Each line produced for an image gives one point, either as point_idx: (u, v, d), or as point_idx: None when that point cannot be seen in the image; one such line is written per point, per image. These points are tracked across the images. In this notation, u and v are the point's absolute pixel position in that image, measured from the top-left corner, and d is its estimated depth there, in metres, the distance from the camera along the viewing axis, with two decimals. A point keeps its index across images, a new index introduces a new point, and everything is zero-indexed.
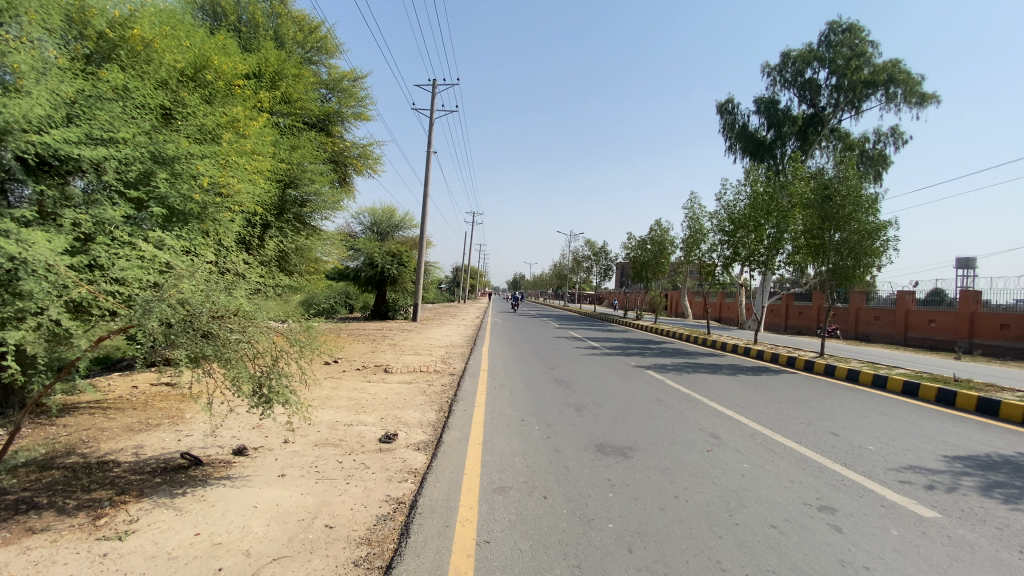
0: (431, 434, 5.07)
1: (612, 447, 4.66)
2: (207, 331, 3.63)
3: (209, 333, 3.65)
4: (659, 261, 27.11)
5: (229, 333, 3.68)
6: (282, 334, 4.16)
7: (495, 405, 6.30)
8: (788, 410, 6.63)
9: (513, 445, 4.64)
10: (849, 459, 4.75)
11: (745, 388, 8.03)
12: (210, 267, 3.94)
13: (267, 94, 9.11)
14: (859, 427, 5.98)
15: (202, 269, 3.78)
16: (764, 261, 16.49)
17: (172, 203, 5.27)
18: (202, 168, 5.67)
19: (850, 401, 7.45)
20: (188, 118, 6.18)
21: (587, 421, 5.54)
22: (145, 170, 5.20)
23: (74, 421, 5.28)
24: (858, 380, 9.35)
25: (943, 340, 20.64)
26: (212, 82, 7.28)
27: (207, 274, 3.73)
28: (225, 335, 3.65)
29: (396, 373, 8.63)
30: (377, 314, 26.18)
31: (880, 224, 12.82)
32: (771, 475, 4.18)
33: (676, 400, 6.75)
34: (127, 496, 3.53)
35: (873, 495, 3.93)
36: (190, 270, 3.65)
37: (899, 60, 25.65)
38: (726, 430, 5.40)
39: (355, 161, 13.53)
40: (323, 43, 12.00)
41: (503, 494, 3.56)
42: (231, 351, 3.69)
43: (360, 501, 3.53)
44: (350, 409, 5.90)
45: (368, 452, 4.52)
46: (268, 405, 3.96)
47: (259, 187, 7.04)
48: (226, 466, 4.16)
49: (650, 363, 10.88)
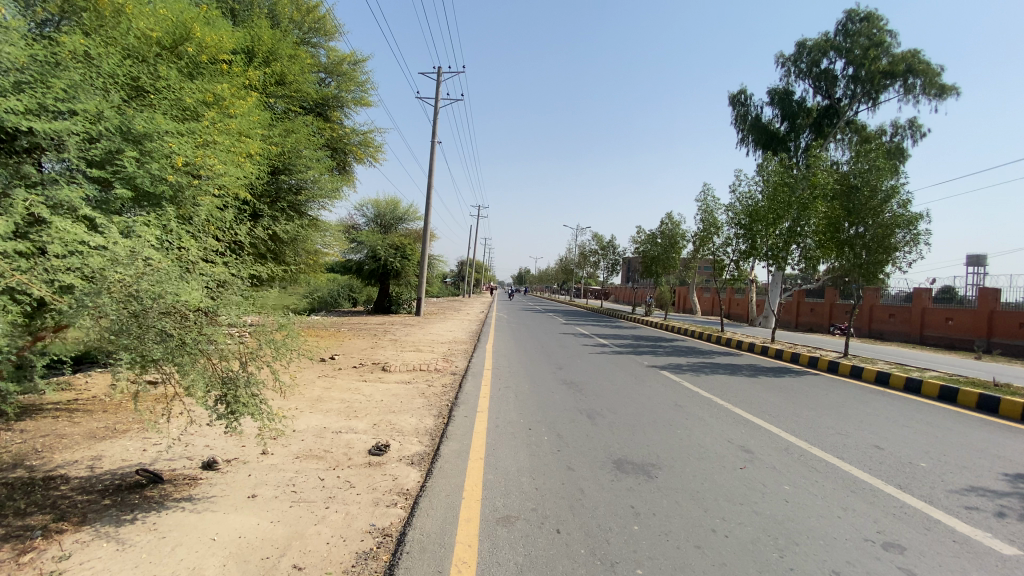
0: (428, 445, 4.52)
1: (632, 464, 4.09)
2: (162, 331, 3.06)
3: (165, 333, 3.07)
4: (669, 256, 26.39)
5: (186, 333, 3.11)
6: (252, 334, 3.56)
7: (500, 410, 5.75)
8: (822, 419, 6.00)
9: (521, 462, 4.07)
10: (903, 480, 4.12)
11: (769, 392, 7.41)
12: (167, 255, 3.40)
13: (257, 73, 8.57)
14: (905, 440, 5.34)
15: (154, 258, 3.22)
16: (781, 255, 15.76)
17: (140, 183, 4.79)
18: (175, 147, 5.10)
19: (886, 407, 6.81)
20: (163, 93, 5.72)
21: (603, 431, 4.97)
22: (111, 148, 4.76)
23: (33, 425, 4.78)
24: (890, 384, 8.70)
25: (961, 340, 19.89)
26: (195, 56, 6.75)
27: (159, 263, 3.17)
28: (179, 335, 3.08)
29: (395, 372, 8.09)
30: (380, 308, 25.69)
31: (911, 217, 12.00)
32: (819, 501, 3.61)
33: (697, 406, 6.16)
34: (66, 524, 3.03)
35: (941, 527, 3.32)
36: (130, 257, 3.09)
37: (920, 50, 24.70)
38: (758, 444, 4.82)
39: (355, 149, 12.98)
40: (321, 24, 11.45)
41: (507, 527, 3.00)
42: (186, 354, 3.12)
43: (338, 532, 2.97)
44: (339, 414, 5.35)
45: (355, 467, 3.98)
46: (235, 417, 3.36)
47: (245, 170, 6.45)
48: (189, 485, 3.62)
49: (663, 362, 10.26)
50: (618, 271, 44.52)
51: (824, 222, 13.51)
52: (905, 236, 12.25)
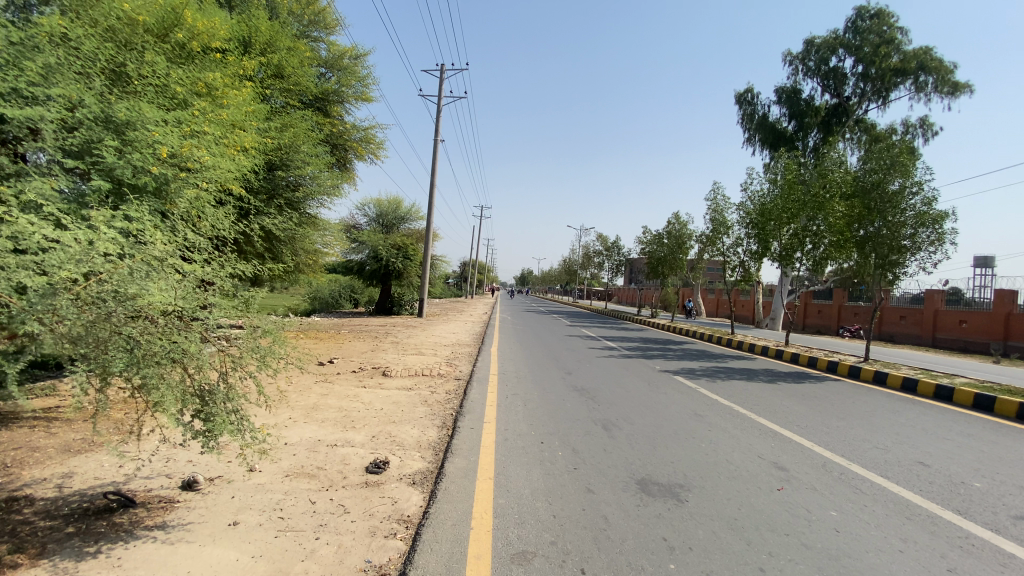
0: (431, 461, 4.12)
1: (657, 485, 3.69)
2: (129, 338, 2.65)
3: (131, 342, 2.66)
4: (676, 256, 25.92)
5: (153, 342, 2.69)
6: (234, 345, 3.16)
7: (508, 421, 5.34)
8: (856, 431, 5.58)
9: (534, 482, 3.66)
10: (962, 507, 3.71)
11: (793, 400, 7.00)
12: (137, 250, 2.99)
13: (252, 62, 8.18)
14: (950, 457, 4.92)
15: (121, 253, 2.83)
16: (792, 256, 15.28)
17: (121, 176, 4.35)
18: (159, 136, 4.62)
19: (920, 417, 6.40)
20: (146, 77, 5.28)
21: (621, 445, 4.57)
22: (90, 138, 4.36)
23: (5, 437, 4.39)
24: (918, 392, 8.28)
25: (976, 343, 19.42)
26: (185, 44, 6.34)
27: (124, 260, 2.77)
28: (146, 345, 2.66)
29: (396, 376, 7.68)
30: (382, 309, 25.32)
31: (937, 214, 11.39)
32: (874, 534, 3.20)
33: (719, 416, 5.76)
34: (21, 557, 2.64)
35: (1020, 563, 2.91)
36: (86, 253, 2.69)
37: (932, 46, 24.25)
38: (792, 461, 4.42)
39: (356, 146, 12.61)
40: (322, 18, 11.13)
41: (524, 566, 2.59)
42: (153, 366, 2.70)
43: (329, 570, 2.57)
44: (336, 425, 4.95)
45: (350, 487, 3.58)
46: (211, 437, 2.93)
47: (236, 163, 5.98)
48: (164, 509, 3.21)
49: (676, 367, 9.82)
50: (622, 273, 44.04)
51: (842, 221, 13.01)
52: (928, 234, 11.61)
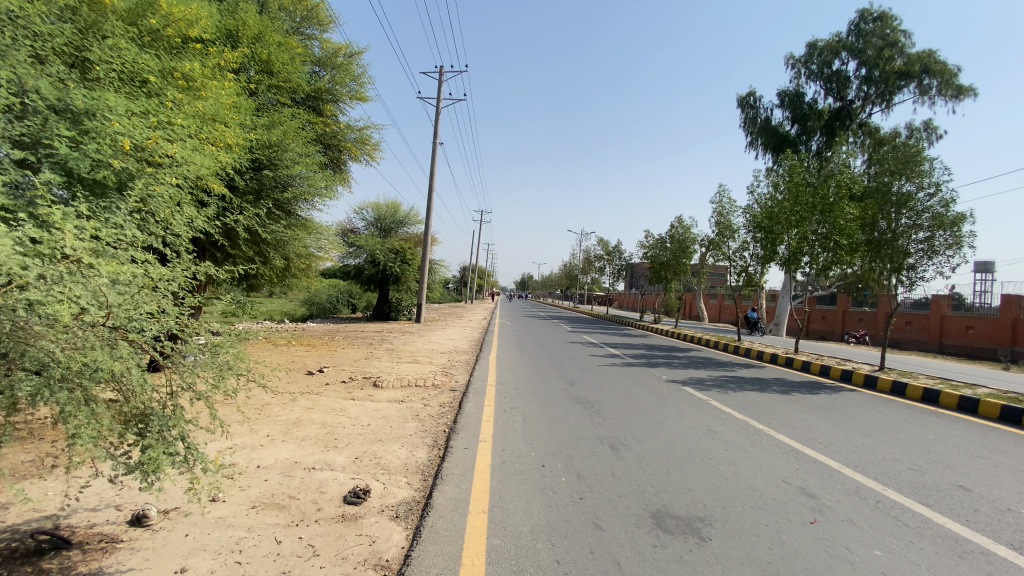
0: (418, 489, 3.68)
1: (674, 518, 3.25)
2: (37, 364, 2.14)
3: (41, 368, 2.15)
4: (680, 261, 25.44)
5: (68, 362, 2.19)
6: (176, 368, 2.64)
7: (507, 440, 4.90)
8: (883, 449, 5.13)
9: (534, 517, 3.21)
10: (1017, 540, 3.28)
11: (811, 414, 6.52)
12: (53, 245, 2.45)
13: (236, 54, 7.73)
14: (990, 478, 4.46)
15: (31, 251, 2.32)
16: (797, 261, 14.76)
17: (74, 168, 3.91)
18: (119, 124, 4.13)
19: (947, 432, 5.96)
20: (108, 61, 4.85)
21: (631, 469, 4.13)
22: (41, 125, 3.94)
23: None
24: (939, 403, 7.82)
25: (982, 349, 18.94)
26: (160, 31, 5.95)
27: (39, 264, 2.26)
28: (60, 368, 2.17)
29: (387, 387, 7.21)
30: (379, 314, 24.89)
31: (955, 216, 10.83)
32: None
33: (735, 433, 5.31)
34: None
35: None
36: None
37: (935, 49, 23.93)
38: (821, 486, 3.97)
39: (350, 146, 12.20)
40: (314, 14, 10.74)
41: None
42: (65, 392, 2.21)
43: None
44: (316, 445, 4.50)
45: (324, 522, 3.13)
46: (147, 474, 2.45)
47: (214, 160, 5.49)
48: (103, 552, 2.75)
49: (683, 377, 9.35)
50: (624, 278, 43.53)
51: (852, 224, 12.49)
52: (945, 237, 11.05)
